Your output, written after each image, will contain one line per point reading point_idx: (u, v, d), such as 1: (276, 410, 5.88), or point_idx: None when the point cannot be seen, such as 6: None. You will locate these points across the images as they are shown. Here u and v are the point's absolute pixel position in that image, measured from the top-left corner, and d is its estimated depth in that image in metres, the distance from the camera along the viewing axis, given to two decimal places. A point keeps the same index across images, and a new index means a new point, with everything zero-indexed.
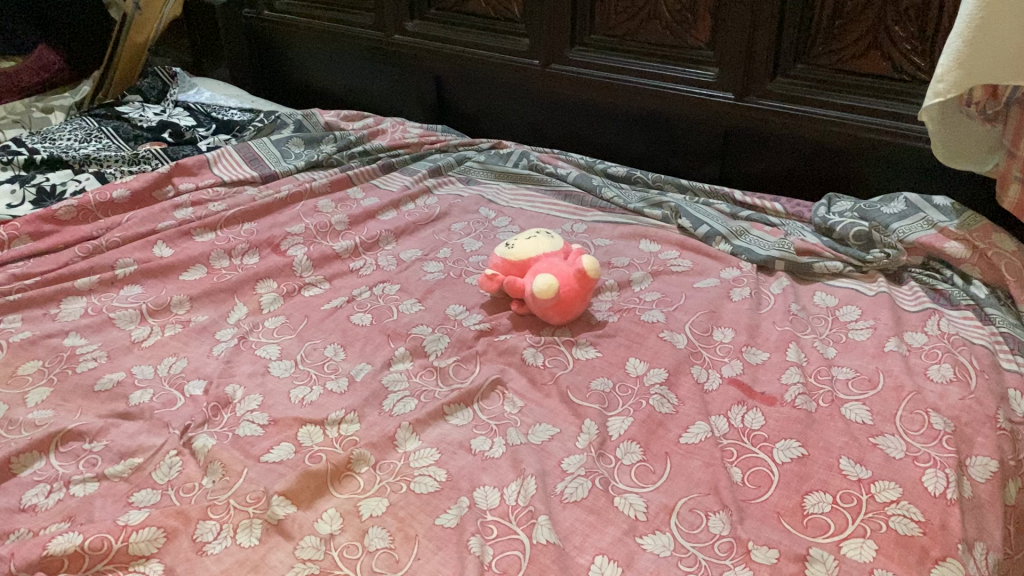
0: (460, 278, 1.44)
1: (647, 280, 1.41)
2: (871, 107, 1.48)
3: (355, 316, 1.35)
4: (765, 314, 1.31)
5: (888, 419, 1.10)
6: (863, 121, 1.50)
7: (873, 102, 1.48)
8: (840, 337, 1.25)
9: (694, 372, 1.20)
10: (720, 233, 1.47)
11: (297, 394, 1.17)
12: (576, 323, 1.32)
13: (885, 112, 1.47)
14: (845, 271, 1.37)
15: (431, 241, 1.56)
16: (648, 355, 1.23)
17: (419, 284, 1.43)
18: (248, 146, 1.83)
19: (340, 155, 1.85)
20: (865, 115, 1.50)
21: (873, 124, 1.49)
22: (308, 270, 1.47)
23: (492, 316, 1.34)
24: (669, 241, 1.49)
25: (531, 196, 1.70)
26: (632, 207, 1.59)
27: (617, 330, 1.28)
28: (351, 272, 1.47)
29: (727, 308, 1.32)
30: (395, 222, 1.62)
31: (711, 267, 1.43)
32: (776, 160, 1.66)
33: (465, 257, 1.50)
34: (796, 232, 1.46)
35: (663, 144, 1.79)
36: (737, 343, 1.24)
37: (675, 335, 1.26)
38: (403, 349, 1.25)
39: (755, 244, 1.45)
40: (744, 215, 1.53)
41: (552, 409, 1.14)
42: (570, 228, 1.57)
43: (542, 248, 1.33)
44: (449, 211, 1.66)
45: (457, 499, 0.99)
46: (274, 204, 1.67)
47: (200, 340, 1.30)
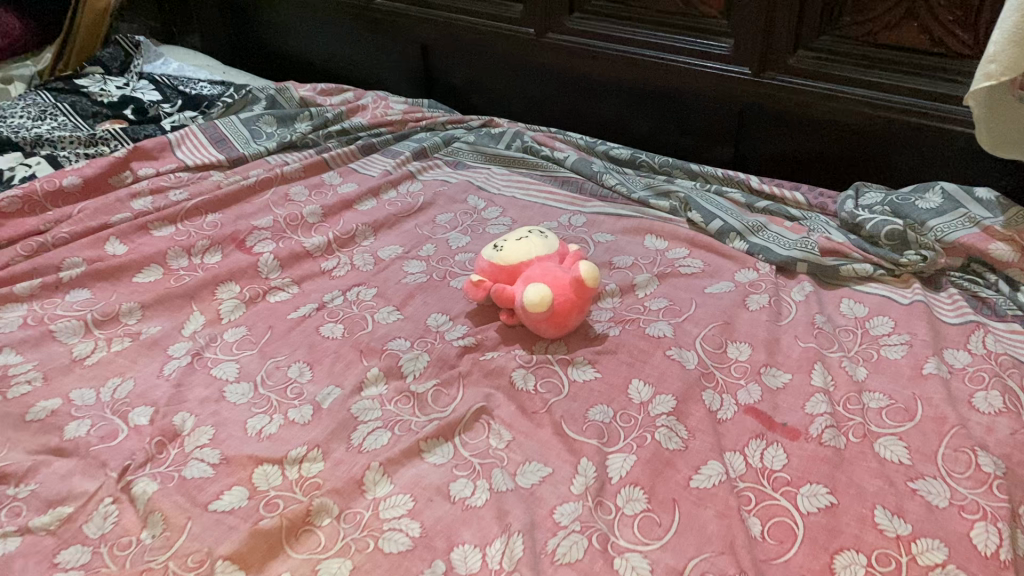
0: (444, 280, 1.29)
1: (654, 284, 1.26)
2: (906, 85, 1.32)
3: (325, 327, 1.20)
4: (785, 326, 1.16)
5: (928, 458, 0.95)
6: (895, 101, 1.33)
7: (909, 79, 1.32)
8: (871, 355, 1.11)
9: (706, 398, 1.05)
10: (735, 229, 1.32)
11: (254, 425, 1.03)
12: (573, 335, 1.17)
13: (922, 91, 1.31)
14: (877, 274, 1.22)
15: (413, 236, 1.41)
16: (653, 376, 1.08)
17: (398, 288, 1.28)
18: (214, 125, 1.66)
19: (316, 134, 1.68)
20: (900, 95, 1.33)
21: (909, 106, 1.32)
22: (275, 271, 1.32)
23: (479, 327, 1.19)
24: (678, 238, 1.34)
25: (525, 181, 1.55)
26: (637, 197, 1.43)
27: (618, 346, 1.13)
28: (323, 274, 1.32)
29: (742, 319, 1.17)
30: (374, 213, 1.46)
31: (726, 267, 1.28)
32: (796, 142, 1.50)
33: (450, 256, 1.35)
34: (820, 228, 1.31)
35: (671, 122, 1.63)
36: (754, 363, 1.10)
37: (684, 351, 1.12)
38: (376, 369, 1.10)
39: (775, 241, 1.29)
40: (760, 206, 1.37)
41: (543, 443, 1.00)
42: (568, 220, 1.42)
43: (534, 251, 1.18)
44: (434, 201, 1.50)
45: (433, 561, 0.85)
46: (240, 193, 1.51)
47: (150, 357, 1.15)
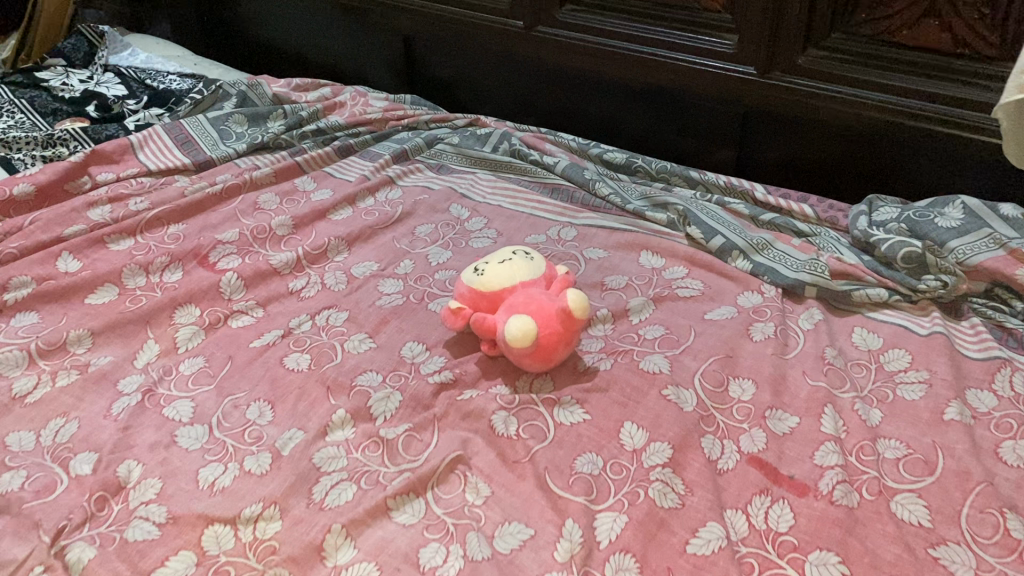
0: (421, 303, 1.19)
1: (650, 309, 1.15)
2: (925, 89, 1.21)
3: (289, 358, 1.10)
4: (791, 360, 1.06)
5: (951, 519, 0.86)
6: (912, 106, 1.23)
7: (929, 82, 1.21)
8: (886, 395, 1.01)
9: (705, 446, 0.96)
10: (738, 246, 1.21)
11: (206, 477, 0.94)
12: (560, 369, 1.07)
13: (942, 96, 1.20)
14: (892, 300, 1.12)
15: (390, 250, 1.30)
16: (647, 419, 0.99)
17: (370, 311, 1.17)
18: (179, 125, 1.55)
19: (290, 134, 1.57)
20: (918, 100, 1.22)
21: (928, 112, 1.21)
22: (239, 292, 1.22)
23: (458, 359, 1.09)
24: (676, 256, 1.24)
25: (512, 189, 1.44)
26: (632, 209, 1.32)
27: (609, 383, 1.03)
28: (290, 295, 1.22)
29: (745, 351, 1.07)
30: (349, 224, 1.36)
31: (727, 290, 1.18)
32: (803, 147, 1.39)
33: (428, 274, 1.25)
34: (830, 246, 1.20)
35: (669, 122, 1.52)
36: (758, 405, 1.00)
37: (681, 390, 1.02)
38: (343, 411, 1.01)
39: (781, 261, 1.19)
40: (765, 219, 1.27)
41: (525, 499, 0.90)
42: (557, 234, 1.31)
43: (518, 276, 1.08)
44: (414, 210, 1.39)
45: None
46: (205, 202, 1.41)
47: (97, 393, 1.05)
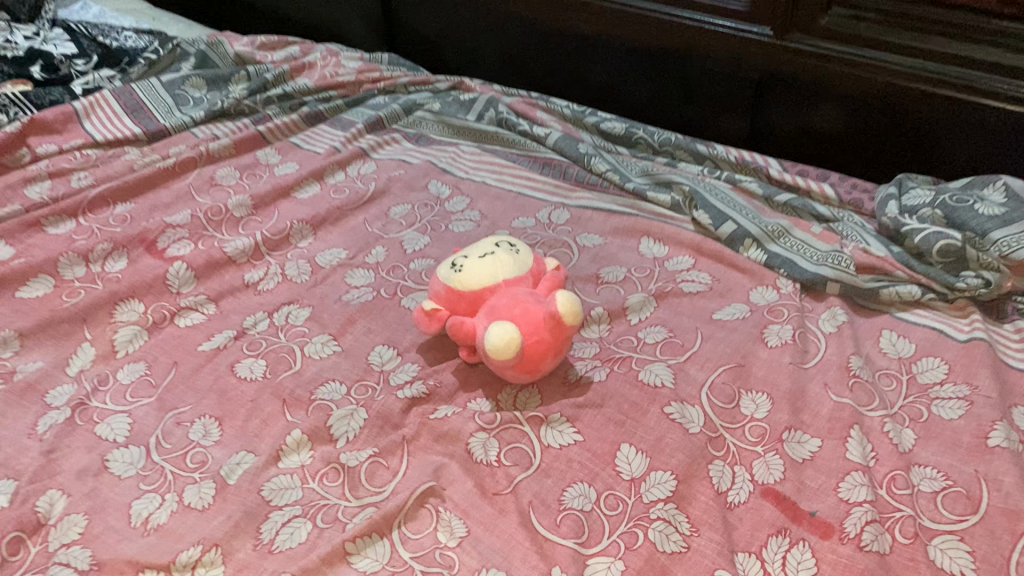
0: (393, 298, 1.05)
1: (651, 307, 1.02)
2: (958, 53, 1.10)
3: (242, 365, 0.97)
4: (811, 371, 0.93)
5: (1001, 569, 0.74)
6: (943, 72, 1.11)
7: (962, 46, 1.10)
8: (920, 414, 0.88)
9: (713, 475, 0.83)
10: (751, 234, 1.08)
11: (139, 511, 0.82)
12: (549, 380, 0.94)
13: (978, 62, 1.09)
14: (926, 298, 0.99)
15: (361, 235, 1.16)
16: (648, 442, 0.86)
17: (335, 308, 1.04)
18: (129, 89, 1.39)
19: (253, 100, 1.43)
20: (949, 66, 1.11)
21: (960, 80, 1.10)
22: (189, 284, 1.09)
23: (433, 368, 0.96)
24: (680, 244, 1.10)
25: (498, 164, 1.30)
26: (632, 188, 1.19)
27: (604, 398, 0.91)
28: (247, 288, 1.08)
29: (759, 359, 0.94)
30: (315, 204, 1.22)
31: (737, 285, 1.04)
32: (820, 118, 1.25)
33: (402, 263, 1.11)
34: (854, 234, 1.07)
35: (671, 89, 1.37)
36: (773, 426, 0.88)
37: (686, 407, 0.89)
38: (299, 432, 0.88)
39: (800, 251, 1.05)
40: (781, 200, 1.14)
41: (505, 540, 0.78)
42: (548, 217, 1.17)
43: (500, 273, 0.94)
44: (388, 188, 1.25)
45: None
46: (155, 177, 1.26)
47: (21, 407, 0.92)
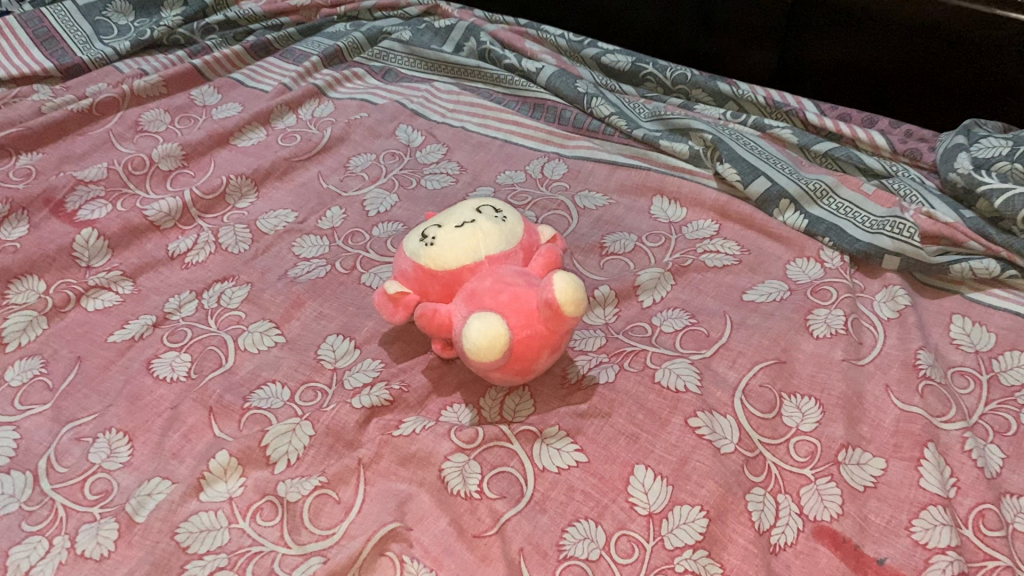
0: (350, 272, 0.86)
1: (667, 285, 0.83)
2: None
3: (160, 362, 0.78)
4: (868, 370, 0.75)
5: None
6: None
7: None
8: (1009, 425, 0.70)
9: (753, 509, 0.65)
10: (789, 193, 0.88)
11: (17, 564, 0.63)
12: (544, 379, 0.76)
13: None
14: (1005, 276, 0.80)
15: (313, 192, 0.96)
16: (671, 463, 0.67)
17: (279, 287, 0.85)
18: (38, 16, 1.15)
19: (189, 28, 1.22)
20: None
21: None
22: (101, 257, 0.88)
23: (399, 366, 0.77)
24: (701, 205, 0.91)
25: (481, 105, 1.10)
26: (641, 135, 0.98)
27: (612, 405, 0.72)
28: (173, 261, 0.89)
29: (804, 354, 0.76)
30: (259, 154, 1.01)
31: (771, 257, 0.85)
32: (864, 52, 1.05)
33: (362, 227, 0.91)
34: (913, 194, 0.88)
35: (687, 13, 1.16)
36: (826, 442, 0.70)
37: (716, 417, 0.70)
38: (226, 454, 0.69)
39: (848, 215, 0.87)
40: (821, 151, 0.94)
41: None
42: (541, 171, 0.98)
43: (481, 247, 0.75)
44: (347, 134, 1.05)
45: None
46: (67, 121, 1.03)
47: None
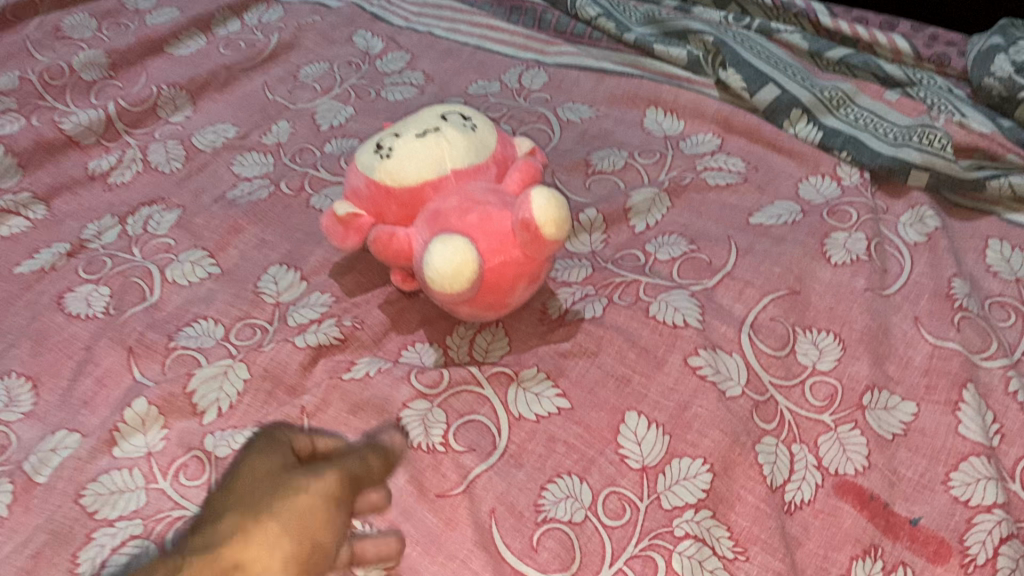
0: (297, 194, 0.74)
1: (663, 207, 0.73)
2: None
3: (74, 296, 0.67)
4: (895, 301, 0.65)
5: None
6: None
7: None
8: None
9: (764, 461, 0.56)
10: (801, 102, 0.77)
11: None
12: (522, 314, 0.65)
13: None
14: None
15: (258, 104, 0.84)
16: (668, 407, 0.58)
17: (214, 211, 0.73)
18: None
19: None
20: None
21: None
22: (10, 176, 0.76)
23: (352, 300, 0.66)
24: (702, 117, 0.80)
25: (450, 9, 0.98)
26: (633, 39, 0.87)
27: (600, 342, 0.61)
28: (94, 181, 0.77)
29: (820, 284, 0.66)
30: (196, 62, 0.89)
31: (781, 174, 0.75)
32: None
33: (312, 144, 0.79)
34: (942, 102, 0.77)
35: None
36: (848, 384, 0.60)
37: (721, 355, 0.60)
38: (144, 403, 0.58)
39: (868, 126, 0.76)
40: (834, 57, 0.83)
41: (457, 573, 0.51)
42: (518, 81, 0.86)
43: (447, 159, 0.63)
44: (298, 40, 0.93)
45: (254, 443, 0.53)
46: None
47: None
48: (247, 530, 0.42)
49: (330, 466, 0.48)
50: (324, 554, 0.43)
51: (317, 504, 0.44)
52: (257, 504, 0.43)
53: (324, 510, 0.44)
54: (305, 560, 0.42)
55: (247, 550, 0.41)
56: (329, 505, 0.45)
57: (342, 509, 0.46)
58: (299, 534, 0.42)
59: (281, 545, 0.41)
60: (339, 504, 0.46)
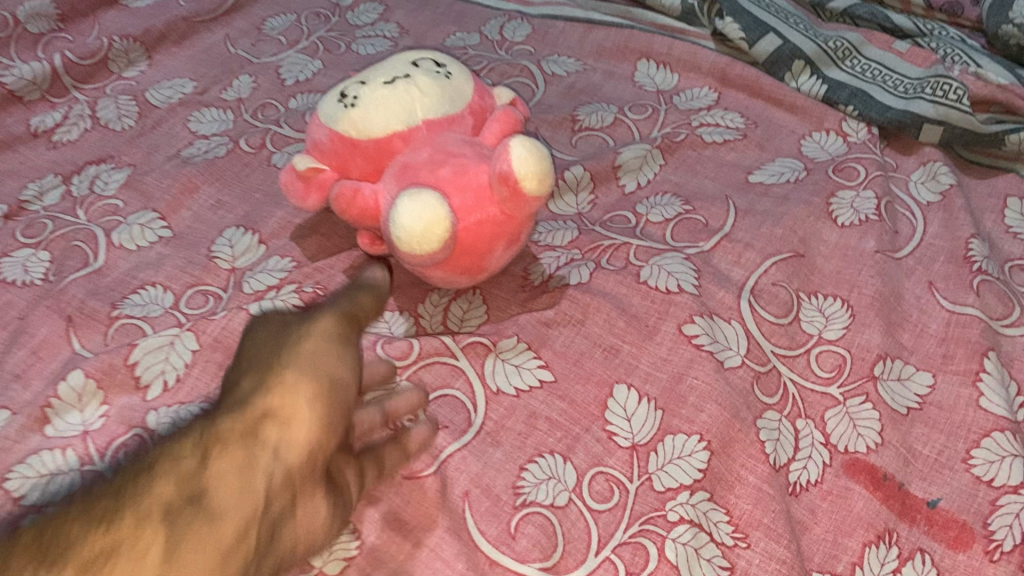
0: (256, 152, 0.68)
1: (655, 164, 0.67)
2: None
3: (9, 261, 0.61)
4: (907, 265, 0.60)
5: None
6: None
7: None
8: None
9: (768, 437, 0.51)
10: (804, 54, 0.72)
11: None
12: (500, 278, 0.60)
13: None
14: None
15: (218, 58, 0.78)
16: (661, 378, 0.52)
17: (167, 170, 0.67)
18: None
19: None
20: None
21: None
22: None
23: (315, 265, 0.60)
24: (696, 70, 0.75)
25: None
26: None
27: (586, 310, 0.56)
28: (37, 139, 0.71)
29: (826, 247, 0.60)
30: (151, 12, 0.82)
31: (782, 130, 0.69)
32: None
33: (275, 100, 0.73)
34: (955, 52, 0.71)
35: None
36: (857, 353, 0.55)
37: (718, 322, 0.55)
38: (81, 375, 0.53)
39: (876, 79, 0.71)
40: (838, 7, 0.78)
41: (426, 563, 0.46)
42: (499, 32, 0.80)
43: (419, 109, 0.57)
44: None
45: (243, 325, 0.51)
46: None
47: None
48: (266, 385, 0.42)
49: (323, 314, 0.48)
50: (348, 388, 0.44)
51: (326, 344, 0.44)
52: (272, 355, 0.44)
53: (333, 347, 0.45)
54: (332, 395, 0.42)
55: (270, 401, 0.41)
56: (337, 344, 0.45)
57: (350, 345, 0.46)
58: (313, 373, 0.42)
59: (302, 386, 0.41)
60: (347, 340, 0.46)
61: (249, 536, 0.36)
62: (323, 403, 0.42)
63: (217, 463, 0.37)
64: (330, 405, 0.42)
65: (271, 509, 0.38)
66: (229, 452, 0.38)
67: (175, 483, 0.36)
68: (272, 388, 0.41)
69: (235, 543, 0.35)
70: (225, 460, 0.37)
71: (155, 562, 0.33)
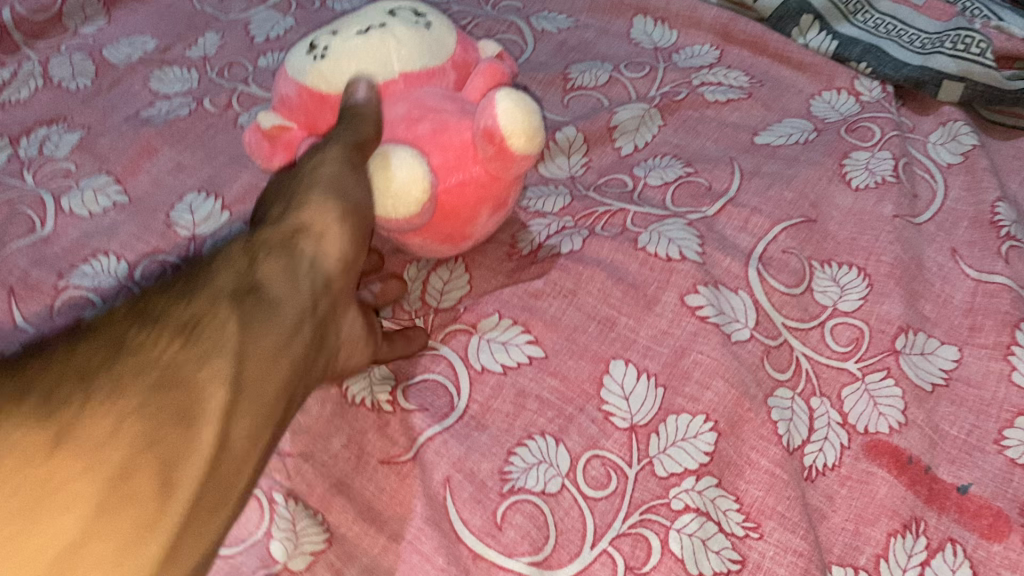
0: (222, 112, 0.63)
1: (654, 125, 0.62)
2: None
3: None
4: (927, 231, 0.55)
5: None
6: None
7: None
8: None
9: (781, 417, 0.46)
10: (813, 8, 0.67)
11: None
12: (486, 246, 0.55)
13: None
14: None
15: (183, 15, 0.73)
16: (662, 351, 0.48)
17: (123, 131, 0.62)
18: None
19: None
20: None
21: None
22: None
23: None
24: (697, 26, 0.70)
25: None
26: None
27: (580, 279, 0.51)
28: None
29: (840, 211, 0.55)
30: None
31: (790, 90, 0.65)
32: None
33: (244, 57, 0.68)
34: (975, 6, 0.67)
35: None
36: (876, 325, 0.50)
37: (724, 293, 0.50)
38: None
39: (891, 33, 0.66)
40: None
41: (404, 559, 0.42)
42: None
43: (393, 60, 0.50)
44: None
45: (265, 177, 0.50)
46: None
47: None
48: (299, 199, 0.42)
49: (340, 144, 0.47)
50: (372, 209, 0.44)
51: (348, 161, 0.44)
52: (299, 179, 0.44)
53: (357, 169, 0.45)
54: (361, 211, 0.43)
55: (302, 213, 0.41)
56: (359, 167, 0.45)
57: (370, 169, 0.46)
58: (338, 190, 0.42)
59: (331, 201, 0.42)
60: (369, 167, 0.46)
61: (302, 326, 0.38)
62: (351, 218, 0.42)
63: (262, 267, 0.38)
64: (359, 221, 0.43)
65: (321, 303, 0.39)
66: (272, 257, 0.39)
67: (230, 280, 0.37)
68: (302, 204, 0.42)
69: (294, 331, 0.37)
70: (272, 260, 0.39)
71: (234, 335, 0.34)
